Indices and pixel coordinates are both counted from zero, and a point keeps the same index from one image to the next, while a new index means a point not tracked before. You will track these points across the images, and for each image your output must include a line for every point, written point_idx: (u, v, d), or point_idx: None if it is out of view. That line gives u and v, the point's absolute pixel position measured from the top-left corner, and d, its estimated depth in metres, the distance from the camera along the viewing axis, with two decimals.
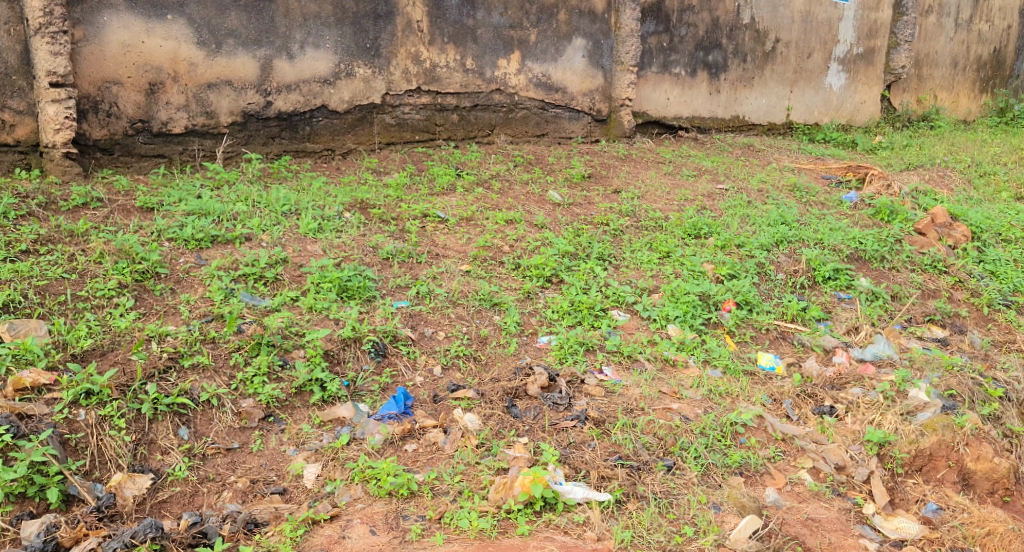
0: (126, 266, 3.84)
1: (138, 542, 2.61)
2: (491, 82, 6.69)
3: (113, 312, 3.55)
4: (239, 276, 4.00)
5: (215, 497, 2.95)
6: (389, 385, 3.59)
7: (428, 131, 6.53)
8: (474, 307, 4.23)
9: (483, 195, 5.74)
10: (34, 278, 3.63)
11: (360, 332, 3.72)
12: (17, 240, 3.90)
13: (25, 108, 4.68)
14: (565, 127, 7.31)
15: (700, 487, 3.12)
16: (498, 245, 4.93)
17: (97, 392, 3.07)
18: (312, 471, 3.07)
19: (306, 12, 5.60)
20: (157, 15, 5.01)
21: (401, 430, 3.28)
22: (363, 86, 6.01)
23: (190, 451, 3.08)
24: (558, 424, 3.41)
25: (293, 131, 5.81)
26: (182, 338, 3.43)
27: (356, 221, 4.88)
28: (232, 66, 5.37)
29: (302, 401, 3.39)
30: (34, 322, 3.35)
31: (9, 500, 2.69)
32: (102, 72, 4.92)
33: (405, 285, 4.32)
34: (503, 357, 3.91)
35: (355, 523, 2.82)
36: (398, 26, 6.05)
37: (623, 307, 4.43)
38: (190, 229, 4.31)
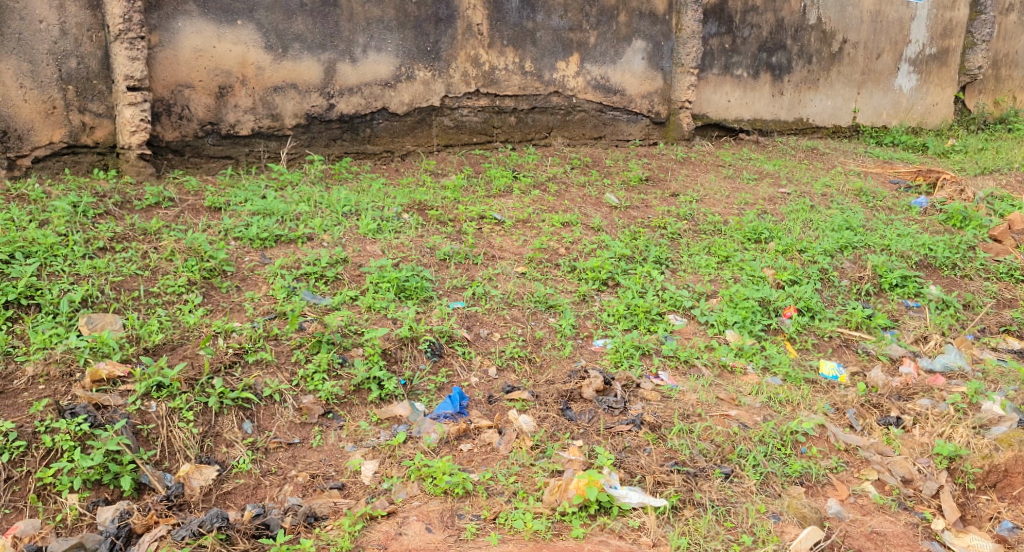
0: (195, 264, 3.98)
1: (205, 530, 2.70)
2: (550, 84, 6.71)
3: (183, 308, 3.67)
4: (301, 274, 4.09)
5: (277, 490, 3.02)
6: (445, 385, 3.64)
7: (486, 133, 6.59)
8: (530, 308, 4.26)
9: (541, 198, 5.76)
10: (110, 274, 3.78)
11: (417, 331, 3.77)
12: (95, 237, 4.05)
13: (104, 111, 4.86)
14: (623, 130, 7.30)
15: (759, 495, 3.08)
16: (555, 247, 4.94)
17: (167, 384, 3.18)
18: (369, 467, 3.13)
19: (370, 16, 5.70)
20: (228, 20, 5.16)
21: (456, 430, 3.32)
22: (423, 89, 6.09)
23: (254, 445, 3.17)
24: (613, 428, 3.41)
25: (354, 133, 5.92)
26: (247, 335, 3.53)
27: (414, 223, 4.94)
28: (298, 69, 5.49)
29: (360, 398, 3.46)
30: (110, 317, 3.49)
31: (86, 486, 2.82)
32: (175, 76, 5.08)
33: (461, 286, 4.36)
34: (558, 359, 3.92)
35: (412, 520, 2.86)
36: (458, 29, 6.12)
37: (680, 311, 4.39)
38: (256, 228, 4.43)
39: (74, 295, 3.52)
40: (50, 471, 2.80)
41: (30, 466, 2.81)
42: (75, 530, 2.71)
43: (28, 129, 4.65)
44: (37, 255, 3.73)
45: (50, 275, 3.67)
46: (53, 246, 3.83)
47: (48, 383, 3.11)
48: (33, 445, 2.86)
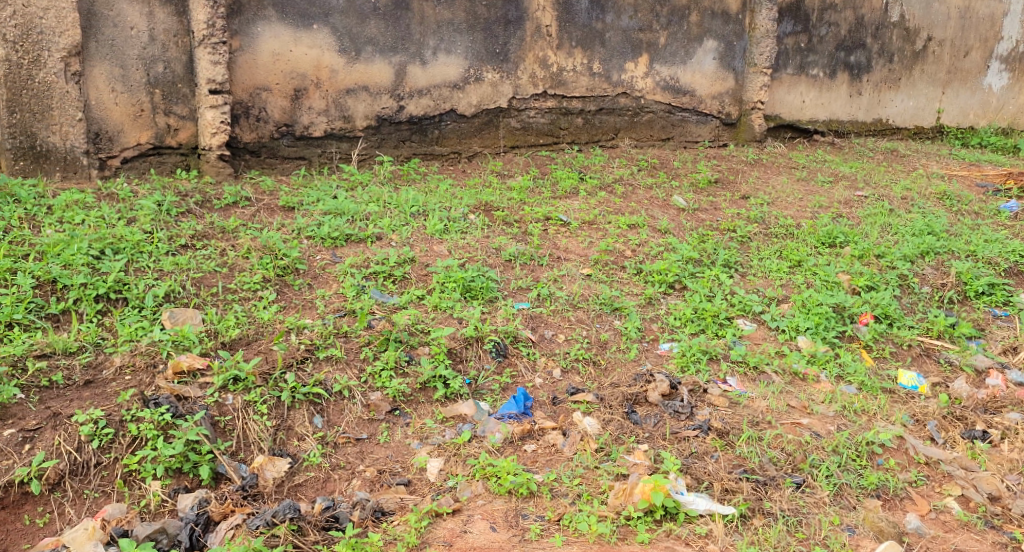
0: (270, 262, 4.10)
1: (278, 521, 2.77)
2: (618, 85, 6.68)
3: (258, 304, 3.79)
4: (370, 273, 4.17)
5: (345, 484, 3.09)
6: (510, 385, 3.67)
7: (553, 135, 6.60)
8: (595, 310, 4.25)
9: (607, 199, 5.73)
10: (191, 270, 3.92)
11: (482, 331, 3.81)
12: (178, 234, 4.21)
13: (187, 114, 5.04)
14: (692, 131, 7.22)
15: (833, 507, 3.01)
16: (620, 250, 4.92)
17: (243, 378, 3.28)
18: (435, 464, 3.17)
19: (441, 18, 5.77)
20: (305, 25, 5.29)
21: (521, 430, 3.34)
22: (491, 90, 6.14)
23: (323, 439, 3.25)
24: (679, 433, 3.37)
25: (423, 134, 6.00)
26: (318, 331, 3.62)
27: (480, 223, 4.99)
28: (370, 71, 5.60)
29: (426, 396, 3.51)
30: (191, 311, 3.61)
31: (168, 474, 2.93)
32: (254, 79, 5.23)
33: (526, 287, 4.38)
34: (623, 362, 3.90)
35: (477, 518, 2.89)
36: (527, 31, 6.15)
37: (749, 316, 4.32)
38: (327, 228, 4.53)
39: (158, 290, 3.66)
40: (135, 458, 2.92)
41: (117, 452, 2.94)
42: (158, 515, 2.82)
43: (118, 131, 4.84)
44: (125, 251, 3.90)
45: (136, 270, 3.83)
46: (140, 243, 3.99)
47: (134, 374, 3.23)
48: (119, 433, 2.98)
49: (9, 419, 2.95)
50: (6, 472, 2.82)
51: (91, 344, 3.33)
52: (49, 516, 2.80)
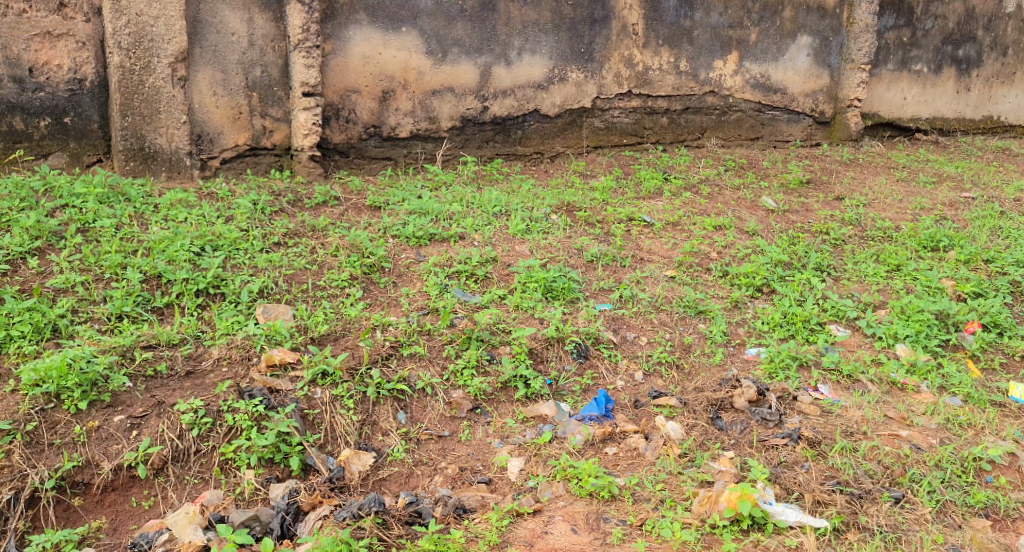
0: (357, 260, 4.19)
1: (364, 513, 2.80)
2: (706, 84, 6.56)
3: (345, 301, 3.88)
4: (453, 272, 4.21)
5: (428, 480, 3.12)
6: (591, 387, 3.65)
7: (637, 135, 6.53)
8: (679, 313, 4.18)
9: (692, 200, 5.63)
10: (283, 268, 4.03)
11: (564, 332, 3.80)
12: (271, 232, 4.35)
13: (282, 116, 5.20)
14: (782, 130, 7.03)
15: (935, 524, 2.87)
16: (706, 251, 4.82)
17: (331, 373, 3.36)
18: (515, 464, 3.17)
19: (526, 19, 5.77)
20: (394, 28, 5.38)
21: (602, 432, 3.31)
22: (575, 90, 6.12)
23: (407, 435, 3.29)
24: (767, 441, 3.28)
25: (506, 134, 6.03)
26: (402, 329, 3.67)
27: (562, 224, 4.97)
28: (455, 73, 5.65)
29: (506, 396, 3.53)
30: (283, 307, 3.73)
31: (260, 464, 3.03)
32: (344, 82, 5.34)
33: (609, 288, 4.34)
34: (708, 367, 3.83)
35: (558, 519, 2.87)
36: (613, 30, 6.09)
37: (843, 322, 4.18)
38: (412, 227, 4.60)
39: (253, 286, 3.79)
40: (231, 447, 3.02)
41: (215, 441, 3.05)
42: (251, 503, 2.91)
43: (218, 133, 5.03)
44: (223, 248, 4.05)
45: (233, 267, 3.97)
46: (236, 240, 4.13)
47: (230, 366, 3.35)
48: (217, 422, 3.09)
49: (119, 406, 3.08)
50: (116, 456, 2.95)
51: (192, 337, 3.47)
52: (153, 499, 2.93)
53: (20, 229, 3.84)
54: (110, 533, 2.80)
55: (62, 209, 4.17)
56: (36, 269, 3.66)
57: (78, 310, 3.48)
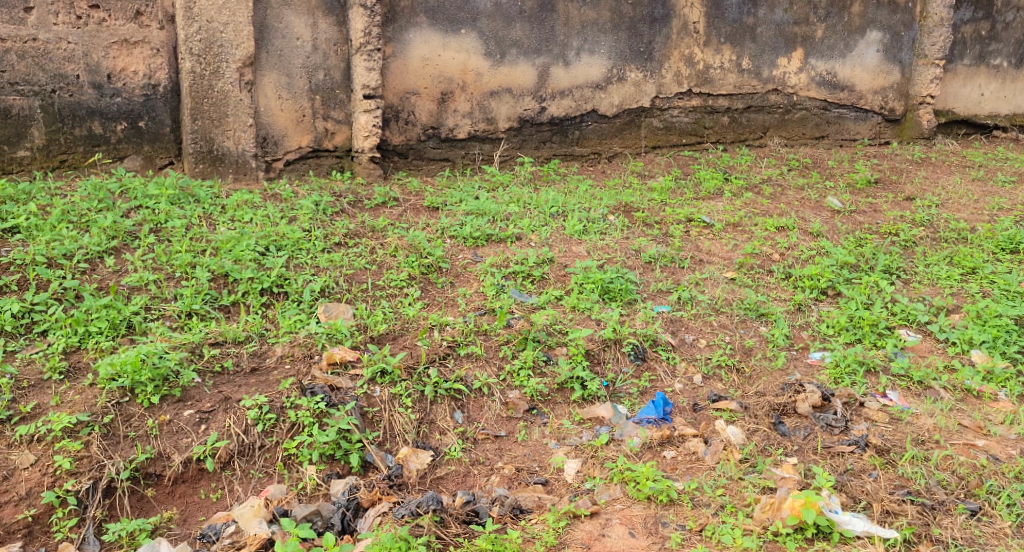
0: (415, 260, 4.22)
1: (422, 511, 2.81)
2: (769, 82, 6.44)
3: (404, 301, 3.91)
4: (510, 272, 4.21)
5: (485, 480, 3.12)
6: (649, 390, 3.61)
7: (697, 134, 6.44)
8: (739, 316, 4.10)
9: (754, 201, 5.52)
10: (344, 267, 4.09)
11: (621, 333, 3.76)
12: (333, 232, 4.42)
13: (343, 118, 5.27)
14: (849, 129, 6.85)
15: (1014, 539, 2.75)
16: (768, 253, 4.72)
17: (390, 371, 3.39)
18: (572, 465, 3.15)
19: (585, 19, 5.74)
20: (453, 30, 5.40)
21: (660, 436, 3.27)
22: (633, 90, 6.07)
23: (464, 434, 3.30)
24: (833, 448, 3.20)
25: (563, 135, 6.01)
26: (459, 328, 3.69)
27: (620, 224, 4.93)
28: (514, 73, 5.66)
29: (563, 397, 3.51)
30: (343, 306, 3.78)
31: (321, 460, 3.07)
32: (404, 84, 5.39)
33: (667, 289, 4.28)
34: (770, 371, 3.74)
35: (615, 522, 2.84)
36: (673, 29, 6.02)
37: (913, 326, 4.05)
38: (469, 228, 4.61)
39: (315, 285, 3.85)
40: (293, 443, 3.06)
41: (279, 437, 3.10)
42: (313, 498, 2.95)
43: (283, 135, 5.13)
44: (287, 248, 4.13)
45: (296, 266, 4.04)
46: (299, 240, 4.21)
47: (293, 363, 3.41)
48: (280, 418, 3.14)
49: (189, 401, 3.16)
50: (186, 449, 3.03)
51: (257, 334, 3.54)
52: (221, 492, 2.99)
53: (97, 229, 3.97)
54: (180, 524, 2.87)
55: (136, 210, 4.30)
56: (112, 267, 3.77)
57: (150, 307, 3.58)
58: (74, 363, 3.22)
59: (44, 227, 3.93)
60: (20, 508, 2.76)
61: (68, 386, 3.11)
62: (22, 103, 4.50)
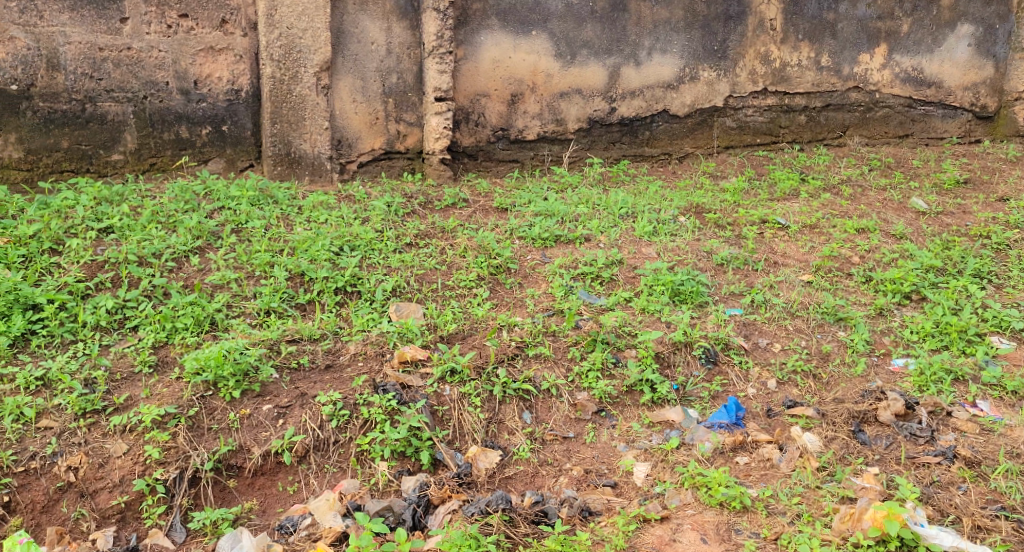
0: (484, 260, 4.24)
1: (491, 510, 2.82)
2: (849, 79, 6.26)
3: (473, 301, 3.93)
4: (578, 274, 4.19)
5: (553, 481, 3.11)
6: (720, 394, 3.54)
7: (772, 134, 6.29)
8: (816, 320, 3.99)
9: (832, 202, 5.36)
10: (414, 267, 4.13)
11: (692, 336, 3.70)
12: (404, 233, 4.47)
13: (415, 120, 5.33)
14: (935, 127, 6.60)
15: None
16: (847, 255, 4.58)
17: (459, 371, 3.40)
18: (641, 469, 3.11)
19: (658, 18, 5.67)
20: (524, 31, 5.41)
21: (732, 441, 3.20)
22: (706, 89, 5.97)
23: (532, 435, 3.30)
24: (917, 459, 3.08)
25: (634, 135, 5.95)
26: (528, 329, 3.68)
27: (691, 225, 4.85)
28: (584, 74, 5.63)
29: (632, 399, 3.47)
30: (413, 306, 3.82)
31: (393, 456, 3.10)
32: (475, 86, 5.42)
33: (740, 292, 4.19)
34: (849, 378, 3.63)
35: (686, 528, 2.78)
36: (749, 26, 5.90)
37: (1005, 333, 3.87)
38: (538, 229, 4.61)
39: (387, 285, 3.90)
40: (366, 439, 3.11)
41: (352, 433, 3.15)
42: (385, 494, 2.99)
43: (357, 137, 5.21)
44: (360, 248, 4.20)
45: (369, 266, 4.11)
46: (372, 240, 4.28)
47: (365, 361, 3.46)
48: (353, 415, 3.19)
49: (267, 396, 3.24)
50: (265, 442, 3.10)
51: (331, 332, 3.60)
52: (297, 485, 3.05)
53: (183, 229, 4.11)
54: (259, 515, 2.94)
55: (219, 211, 4.43)
56: (197, 266, 3.89)
57: (232, 305, 3.68)
58: (162, 357, 3.34)
59: (136, 227, 4.09)
60: (114, 494, 2.87)
61: (157, 379, 3.23)
62: (116, 109, 4.69)
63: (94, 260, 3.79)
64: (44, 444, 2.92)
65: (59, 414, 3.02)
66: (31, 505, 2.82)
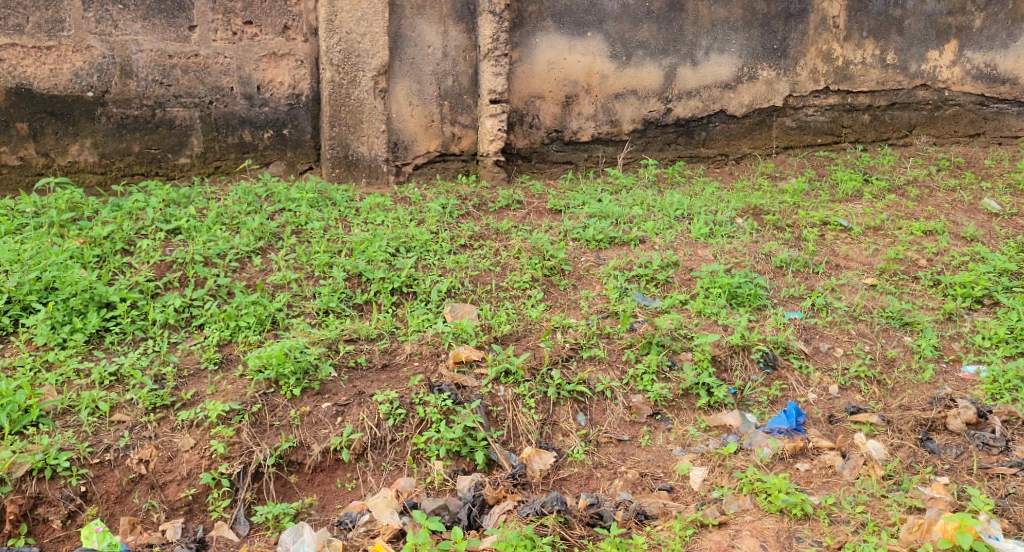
0: (539, 262, 4.24)
1: (547, 511, 2.81)
2: (916, 77, 6.10)
3: (526, 302, 3.93)
4: (633, 276, 4.16)
5: (608, 483, 3.09)
6: (779, 399, 3.48)
7: (834, 134, 6.16)
8: (880, 324, 3.89)
9: (897, 203, 5.22)
10: (469, 269, 4.16)
11: (750, 340, 3.64)
12: (458, 235, 4.50)
13: (470, 123, 5.37)
14: (1010, 125, 6.38)
15: None
16: (913, 258, 4.46)
17: (514, 372, 3.41)
18: (698, 473, 3.08)
19: (716, 17, 5.61)
20: (580, 33, 5.40)
21: (792, 447, 3.14)
22: (765, 89, 5.88)
23: (586, 437, 3.29)
24: (990, 470, 2.99)
25: (690, 136, 5.88)
26: (582, 331, 3.68)
27: (749, 227, 4.78)
28: (640, 75, 5.59)
29: (688, 403, 3.44)
30: (468, 306, 3.84)
31: (448, 456, 3.13)
32: (530, 88, 5.43)
33: (800, 295, 4.10)
34: (916, 385, 3.53)
35: (745, 534, 2.72)
36: (811, 24, 5.79)
37: None
38: (592, 230, 4.59)
39: (442, 286, 3.94)
40: (422, 438, 3.14)
41: (408, 431, 3.19)
42: (440, 492, 3.01)
43: (413, 140, 5.27)
44: (415, 249, 4.25)
45: (424, 267, 4.15)
46: (427, 242, 4.32)
47: (421, 361, 3.49)
48: (409, 414, 3.22)
49: (326, 394, 3.30)
50: (324, 439, 3.15)
51: (388, 332, 3.65)
52: (355, 482, 3.10)
53: (246, 231, 4.22)
54: (319, 510, 3.00)
55: (280, 213, 4.53)
56: (259, 267, 3.99)
57: (292, 305, 3.76)
58: (227, 355, 3.43)
59: (202, 228, 4.21)
60: (182, 487, 2.96)
61: (222, 376, 3.32)
62: (184, 114, 4.83)
63: (163, 260, 3.91)
64: (118, 438, 3.01)
65: (131, 408, 3.12)
66: (106, 495, 2.90)
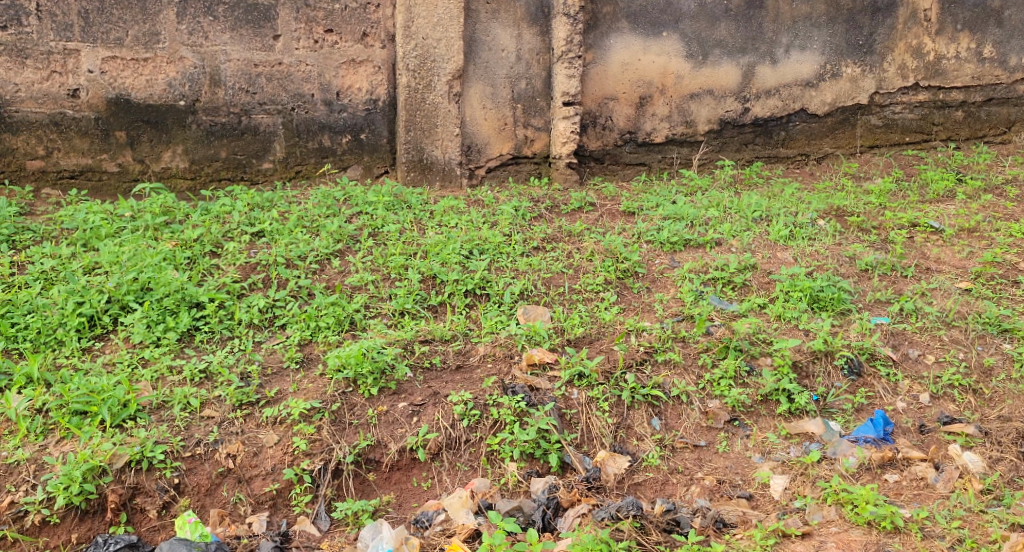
0: (612, 265, 4.21)
1: (622, 516, 2.77)
2: (1016, 71, 5.89)
3: (600, 305, 3.90)
4: (709, 279, 4.08)
5: (684, 490, 3.04)
6: (865, 407, 3.37)
7: (923, 132, 5.94)
8: (976, 330, 3.72)
9: (993, 203, 4.99)
10: (542, 271, 4.15)
11: (833, 345, 3.52)
12: (531, 237, 4.50)
13: (543, 125, 5.36)
14: None
15: None
16: (1011, 261, 4.25)
17: (587, 374, 3.39)
18: (779, 482, 2.99)
19: (797, 14, 5.46)
20: (655, 33, 5.34)
21: (879, 457, 3.03)
22: (849, 86, 5.69)
23: (661, 442, 3.24)
24: None
25: (768, 136, 5.74)
26: (657, 334, 3.62)
27: (832, 229, 4.63)
28: (717, 74, 5.49)
29: (767, 409, 3.35)
30: (541, 308, 3.84)
31: (522, 457, 3.13)
32: (603, 90, 5.38)
33: (887, 300, 3.95)
34: (1016, 394, 3.37)
35: (831, 545, 2.63)
36: (900, 18, 5.59)
37: None
38: (667, 232, 4.52)
39: (515, 288, 3.94)
40: (496, 439, 3.15)
41: (482, 432, 3.20)
42: (515, 494, 3.01)
43: (486, 143, 5.29)
44: (489, 252, 4.26)
45: (497, 269, 4.17)
46: (500, 244, 4.33)
47: (495, 362, 3.50)
48: (484, 415, 3.23)
49: (402, 394, 3.34)
50: (401, 438, 3.19)
51: (462, 333, 3.67)
52: (431, 481, 3.12)
53: (326, 233, 4.31)
54: (396, 508, 3.03)
55: (357, 216, 4.61)
56: (338, 268, 4.07)
57: (369, 306, 3.83)
58: (308, 354, 3.51)
59: (284, 231, 4.32)
60: (266, 481, 3.03)
61: (303, 375, 3.39)
62: (268, 121, 4.97)
63: (248, 261, 4.03)
64: (207, 432, 3.11)
65: (219, 404, 3.22)
66: (197, 488, 3.00)
